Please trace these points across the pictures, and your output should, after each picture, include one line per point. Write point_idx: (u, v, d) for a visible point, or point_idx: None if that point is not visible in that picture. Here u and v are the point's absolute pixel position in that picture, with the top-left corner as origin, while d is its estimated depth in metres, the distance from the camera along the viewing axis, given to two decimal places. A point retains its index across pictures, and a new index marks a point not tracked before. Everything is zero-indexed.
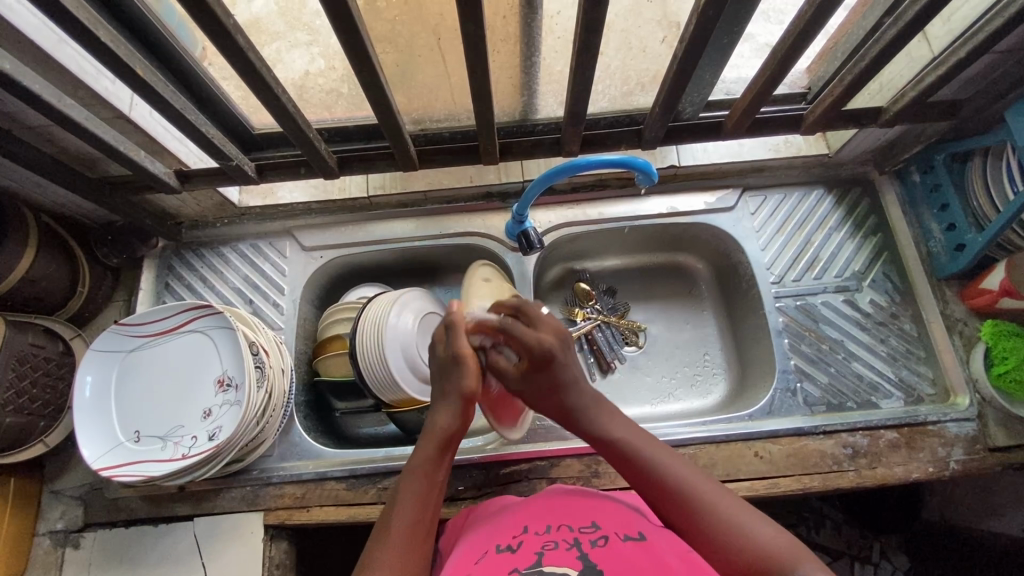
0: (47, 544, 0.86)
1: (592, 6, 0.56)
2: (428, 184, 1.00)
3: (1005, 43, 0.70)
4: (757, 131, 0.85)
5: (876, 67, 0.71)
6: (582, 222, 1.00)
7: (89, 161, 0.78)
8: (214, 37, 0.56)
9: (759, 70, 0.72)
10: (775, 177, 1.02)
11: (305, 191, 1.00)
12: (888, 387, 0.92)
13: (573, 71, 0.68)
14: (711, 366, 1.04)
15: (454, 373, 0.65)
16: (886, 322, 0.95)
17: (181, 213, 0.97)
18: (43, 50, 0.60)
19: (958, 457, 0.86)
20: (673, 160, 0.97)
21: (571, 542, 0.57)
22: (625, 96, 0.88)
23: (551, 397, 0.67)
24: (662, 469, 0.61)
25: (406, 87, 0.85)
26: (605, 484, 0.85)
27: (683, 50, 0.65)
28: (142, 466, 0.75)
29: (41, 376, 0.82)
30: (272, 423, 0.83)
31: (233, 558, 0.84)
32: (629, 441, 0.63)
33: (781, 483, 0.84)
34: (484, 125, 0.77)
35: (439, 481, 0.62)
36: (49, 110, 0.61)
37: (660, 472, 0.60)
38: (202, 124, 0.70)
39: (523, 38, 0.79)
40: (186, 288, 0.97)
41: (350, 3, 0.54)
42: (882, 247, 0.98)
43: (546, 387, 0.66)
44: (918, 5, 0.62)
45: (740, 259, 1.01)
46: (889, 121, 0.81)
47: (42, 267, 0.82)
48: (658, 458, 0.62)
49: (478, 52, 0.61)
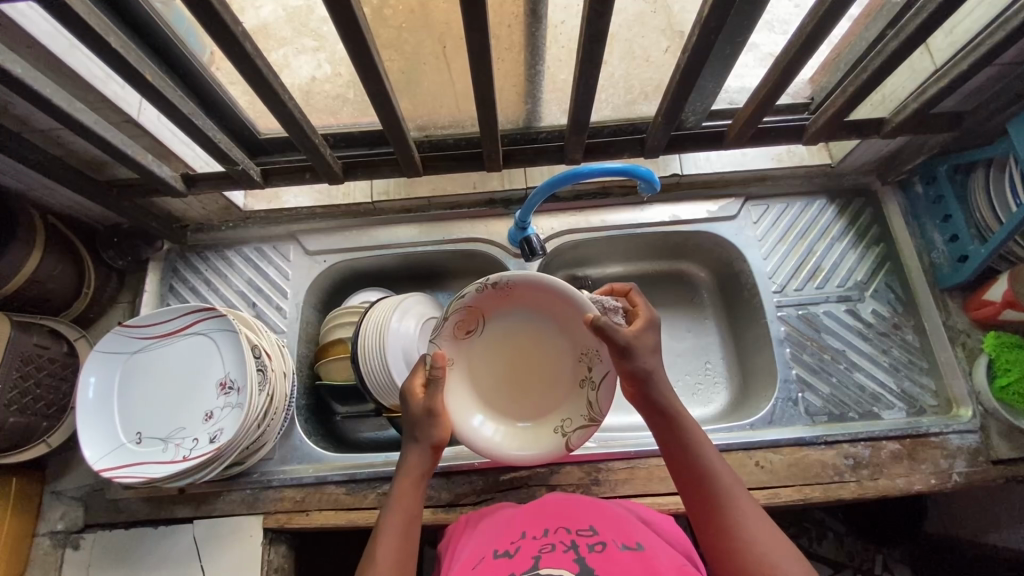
0: (47, 544, 0.87)
1: (595, 16, 0.57)
2: (431, 190, 1.01)
3: (1007, 56, 0.71)
4: (760, 140, 0.85)
5: (878, 79, 0.71)
6: (584, 230, 1.00)
7: (97, 165, 0.79)
8: (224, 45, 0.57)
9: (762, 81, 0.73)
10: (778, 186, 1.02)
11: (310, 196, 1.00)
12: (891, 398, 0.91)
13: (576, 80, 0.69)
14: (712, 375, 1.04)
15: (426, 424, 0.68)
16: (889, 333, 0.95)
17: (187, 216, 0.97)
18: (52, 54, 0.61)
19: (961, 469, 0.85)
20: (675, 168, 0.98)
21: (569, 545, 0.58)
22: (628, 105, 0.88)
23: (648, 362, 0.66)
24: (702, 451, 0.63)
25: (412, 94, 0.85)
26: (605, 492, 0.85)
27: (686, 59, 0.66)
28: (144, 469, 0.75)
29: (45, 376, 0.82)
30: (273, 427, 0.83)
31: (232, 561, 0.84)
32: (672, 400, 0.66)
33: (782, 493, 0.84)
34: (488, 132, 0.77)
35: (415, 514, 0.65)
36: (58, 114, 0.62)
37: (687, 439, 0.64)
38: (210, 130, 0.71)
39: (527, 47, 0.80)
40: (190, 291, 0.98)
41: (358, 13, 0.55)
42: (885, 258, 0.98)
43: (649, 350, 0.67)
44: (919, 19, 0.63)
45: (741, 267, 1.01)
46: (892, 132, 0.81)
47: (48, 268, 0.83)
48: (690, 430, 0.65)
49: (482, 60, 0.62)
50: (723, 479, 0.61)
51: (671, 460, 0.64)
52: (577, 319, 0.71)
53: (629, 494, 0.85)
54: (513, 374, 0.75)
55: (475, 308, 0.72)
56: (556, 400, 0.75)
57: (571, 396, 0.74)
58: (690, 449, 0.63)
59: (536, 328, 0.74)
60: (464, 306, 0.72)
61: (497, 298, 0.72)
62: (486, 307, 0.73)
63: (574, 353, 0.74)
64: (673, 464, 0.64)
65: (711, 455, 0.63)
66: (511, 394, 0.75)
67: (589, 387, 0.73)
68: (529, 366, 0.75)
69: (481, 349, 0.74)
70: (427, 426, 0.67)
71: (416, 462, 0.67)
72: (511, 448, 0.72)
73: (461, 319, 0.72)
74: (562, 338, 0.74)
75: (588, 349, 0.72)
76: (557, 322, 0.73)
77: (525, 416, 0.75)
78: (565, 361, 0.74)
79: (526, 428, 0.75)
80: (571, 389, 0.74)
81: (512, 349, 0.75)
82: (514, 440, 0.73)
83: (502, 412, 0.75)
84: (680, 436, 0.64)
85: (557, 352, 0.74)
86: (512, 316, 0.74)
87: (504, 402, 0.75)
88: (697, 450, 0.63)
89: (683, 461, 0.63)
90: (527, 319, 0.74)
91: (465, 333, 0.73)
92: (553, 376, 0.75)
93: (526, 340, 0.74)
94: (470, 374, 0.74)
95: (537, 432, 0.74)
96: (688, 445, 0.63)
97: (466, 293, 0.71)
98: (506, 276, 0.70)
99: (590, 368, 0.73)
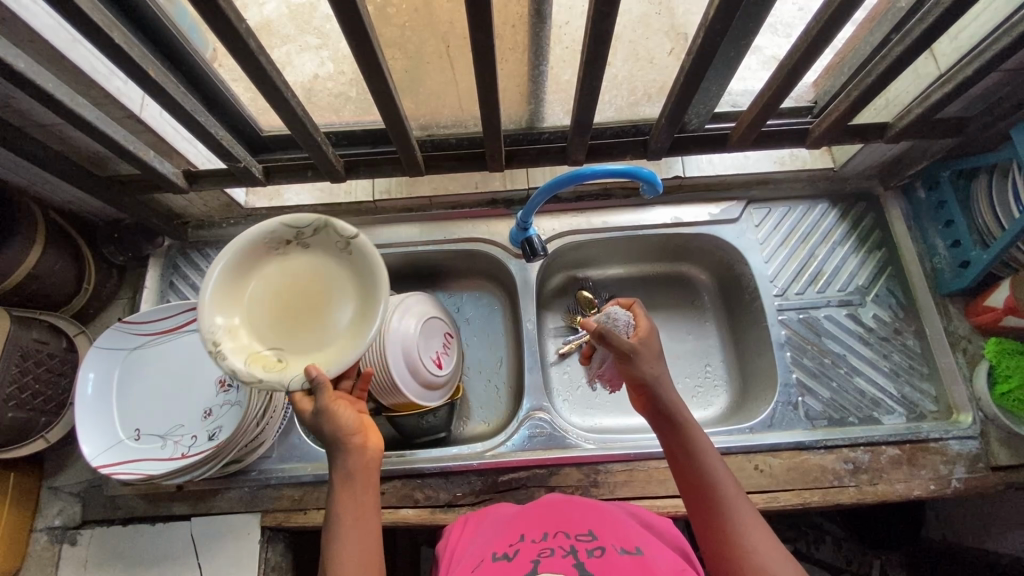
0: (44, 540, 0.86)
1: (601, 17, 0.57)
2: (434, 189, 1.00)
3: (1012, 62, 0.70)
4: (763, 143, 0.85)
5: (883, 83, 0.71)
6: (586, 231, 1.00)
7: (99, 160, 0.79)
8: (226, 41, 0.56)
9: (766, 84, 0.73)
10: (780, 190, 1.02)
11: (311, 194, 1.00)
12: (891, 403, 0.91)
13: (580, 81, 0.69)
14: (712, 378, 1.04)
15: (330, 423, 0.62)
16: (889, 338, 0.95)
17: (188, 213, 0.97)
18: (56, 49, 0.60)
19: (960, 475, 0.85)
20: (678, 170, 0.97)
21: (568, 549, 0.58)
22: (630, 106, 0.88)
23: (651, 366, 0.68)
24: (707, 457, 0.63)
25: (414, 93, 0.85)
26: (604, 494, 0.85)
27: (690, 62, 0.66)
28: (142, 466, 0.75)
29: (44, 372, 0.82)
30: (272, 425, 0.83)
31: (230, 558, 0.84)
32: (677, 406, 0.66)
33: (780, 497, 0.84)
34: (492, 133, 0.77)
35: (365, 516, 0.62)
36: (60, 109, 0.62)
37: (693, 444, 0.63)
38: (212, 127, 0.71)
39: (531, 47, 0.80)
40: (190, 288, 0.98)
41: (363, 12, 0.55)
42: (886, 263, 0.98)
43: (654, 359, 0.69)
44: (925, 23, 0.63)
45: (743, 270, 1.01)
46: (895, 137, 0.81)
47: (49, 263, 0.83)
48: (696, 436, 0.64)
49: (487, 60, 0.62)
50: (727, 491, 0.60)
51: (675, 466, 0.64)
52: (234, 277, 0.63)
53: (627, 496, 0.85)
54: (310, 310, 0.65)
55: (252, 355, 0.62)
56: (336, 266, 0.66)
57: (330, 253, 0.66)
58: (695, 459, 0.62)
59: (260, 294, 0.64)
60: (239, 368, 0.60)
61: (235, 338, 0.62)
62: (249, 345, 0.62)
63: (282, 258, 0.65)
64: (679, 474, 0.64)
65: (716, 462, 0.62)
66: (324, 313, 0.65)
67: (310, 237, 0.65)
68: (310, 296, 0.65)
69: (293, 345, 0.64)
70: (336, 430, 0.63)
71: (352, 470, 0.63)
72: (380, 292, 0.63)
73: (261, 369, 0.61)
74: (271, 265, 0.65)
75: (271, 243, 0.64)
76: (253, 268, 0.64)
77: (355, 293, 0.65)
78: (295, 262, 0.66)
79: (358, 283, 0.65)
80: (323, 253, 0.66)
81: (276, 317, 0.64)
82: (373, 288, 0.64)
83: (347, 316, 0.65)
84: (685, 441, 0.64)
85: (286, 271, 0.65)
86: (251, 316, 0.63)
87: (337, 317, 0.65)
88: (703, 461, 0.62)
89: (688, 473, 0.62)
90: (255, 305, 0.64)
91: (272, 364, 0.62)
92: (317, 279, 0.66)
93: (269, 301, 0.64)
94: (320, 359, 0.63)
95: (366, 265, 0.64)
96: (694, 455, 0.63)
97: (230, 368, 0.60)
98: (203, 334, 0.60)
99: (285, 238, 0.65)
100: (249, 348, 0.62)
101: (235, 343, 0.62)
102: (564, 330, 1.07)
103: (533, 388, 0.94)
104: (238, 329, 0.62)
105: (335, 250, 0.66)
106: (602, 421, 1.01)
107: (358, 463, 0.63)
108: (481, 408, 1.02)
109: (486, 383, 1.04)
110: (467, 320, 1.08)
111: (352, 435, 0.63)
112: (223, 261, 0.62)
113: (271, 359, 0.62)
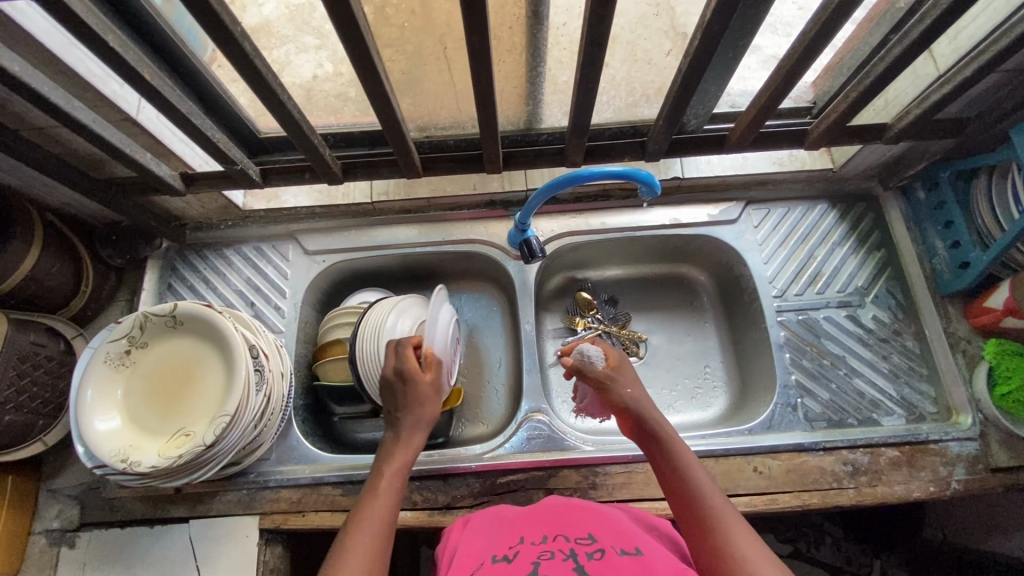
0: (43, 543, 0.86)
1: (597, 20, 0.57)
2: (431, 191, 1.00)
3: (1010, 63, 0.70)
4: (761, 144, 0.85)
5: (881, 84, 0.71)
6: (585, 231, 1.00)
7: (97, 162, 0.79)
8: (222, 45, 0.56)
9: (764, 85, 0.72)
10: (779, 190, 1.02)
11: (309, 196, 1.00)
12: (890, 404, 0.91)
13: (578, 85, 0.68)
14: (711, 379, 1.03)
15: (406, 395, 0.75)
16: (889, 339, 0.94)
17: (186, 215, 0.97)
18: (51, 52, 0.60)
19: (960, 476, 0.85)
20: (676, 172, 0.97)
21: (568, 552, 0.58)
22: (629, 107, 0.88)
23: (625, 390, 0.72)
24: (696, 481, 0.63)
25: (412, 94, 0.86)
26: (602, 496, 0.85)
27: (688, 64, 0.65)
28: (110, 468, 0.71)
29: (42, 374, 0.82)
30: (270, 428, 0.82)
31: (228, 561, 0.84)
32: (655, 421, 0.69)
33: (780, 499, 0.83)
34: (489, 135, 0.77)
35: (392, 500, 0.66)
36: (55, 112, 0.62)
37: (680, 469, 0.64)
38: (209, 129, 0.71)
39: (528, 47, 0.79)
40: (188, 289, 0.98)
41: (357, 15, 0.54)
42: (885, 264, 0.98)
43: (626, 382, 0.73)
44: (924, 24, 0.62)
45: (742, 271, 1.00)
46: (894, 137, 0.81)
47: (46, 266, 0.83)
48: (687, 469, 0.64)
49: (484, 62, 0.62)
50: (714, 504, 0.60)
51: (668, 489, 0.65)
52: (99, 406, 0.74)
53: (626, 498, 0.84)
54: (183, 387, 0.78)
55: (165, 447, 0.72)
56: (181, 339, 0.80)
57: (171, 339, 0.80)
58: (681, 471, 0.64)
59: (134, 407, 0.76)
60: (155, 456, 0.72)
61: (137, 448, 0.72)
62: (156, 441, 0.74)
63: (129, 370, 0.77)
64: (674, 497, 0.64)
65: (699, 476, 0.63)
66: (196, 380, 0.78)
67: (143, 335, 0.79)
68: (179, 378, 0.79)
69: (192, 419, 0.75)
70: (409, 401, 0.74)
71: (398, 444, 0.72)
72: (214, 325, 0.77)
73: (175, 450, 0.72)
74: (128, 381, 0.77)
75: (115, 365, 0.77)
76: (116, 388, 0.76)
77: (209, 350, 0.79)
78: (144, 364, 0.78)
79: (199, 336, 0.79)
80: (163, 342, 0.79)
81: (160, 409, 0.77)
82: (214, 329, 0.77)
83: (214, 366, 0.78)
84: (672, 472, 0.65)
85: (145, 379, 0.78)
86: (137, 426, 0.75)
87: (205, 373, 0.78)
88: (688, 474, 0.64)
89: (676, 487, 0.64)
90: (142, 416, 0.76)
91: (181, 440, 0.73)
92: (175, 362, 0.79)
93: (145, 407, 0.76)
94: (212, 409, 0.75)
95: (193, 321, 0.78)
96: (681, 471, 0.64)
97: (151, 465, 0.71)
98: (112, 459, 0.71)
99: (122, 350, 0.78)
100: (156, 445, 0.73)
101: (140, 450, 0.72)
102: (563, 331, 1.07)
103: (532, 389, 0.94)
104: (136, 443, 0.73)
105: (174, 328, 0.79)
106: (602, 423, 1.00)
107: (410, 452, 0.72)
108: (480, 410, 1.02)
109: (485, 385, 1.03)
110: (467, 322, 1.08)
111: (410, 410, 0.74)
112: (85, 404, 0.73)
113: (183, 438, 0.73)
